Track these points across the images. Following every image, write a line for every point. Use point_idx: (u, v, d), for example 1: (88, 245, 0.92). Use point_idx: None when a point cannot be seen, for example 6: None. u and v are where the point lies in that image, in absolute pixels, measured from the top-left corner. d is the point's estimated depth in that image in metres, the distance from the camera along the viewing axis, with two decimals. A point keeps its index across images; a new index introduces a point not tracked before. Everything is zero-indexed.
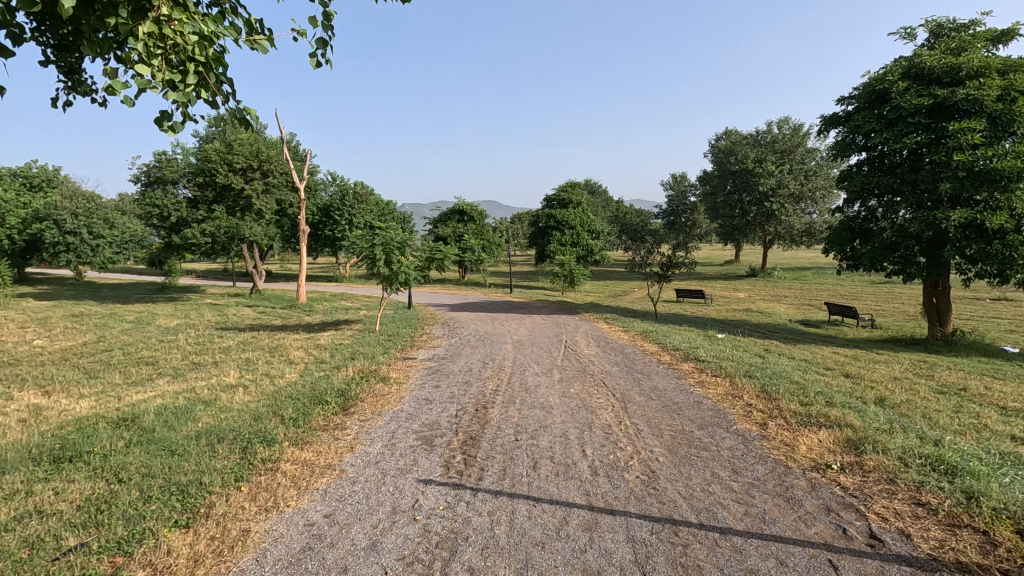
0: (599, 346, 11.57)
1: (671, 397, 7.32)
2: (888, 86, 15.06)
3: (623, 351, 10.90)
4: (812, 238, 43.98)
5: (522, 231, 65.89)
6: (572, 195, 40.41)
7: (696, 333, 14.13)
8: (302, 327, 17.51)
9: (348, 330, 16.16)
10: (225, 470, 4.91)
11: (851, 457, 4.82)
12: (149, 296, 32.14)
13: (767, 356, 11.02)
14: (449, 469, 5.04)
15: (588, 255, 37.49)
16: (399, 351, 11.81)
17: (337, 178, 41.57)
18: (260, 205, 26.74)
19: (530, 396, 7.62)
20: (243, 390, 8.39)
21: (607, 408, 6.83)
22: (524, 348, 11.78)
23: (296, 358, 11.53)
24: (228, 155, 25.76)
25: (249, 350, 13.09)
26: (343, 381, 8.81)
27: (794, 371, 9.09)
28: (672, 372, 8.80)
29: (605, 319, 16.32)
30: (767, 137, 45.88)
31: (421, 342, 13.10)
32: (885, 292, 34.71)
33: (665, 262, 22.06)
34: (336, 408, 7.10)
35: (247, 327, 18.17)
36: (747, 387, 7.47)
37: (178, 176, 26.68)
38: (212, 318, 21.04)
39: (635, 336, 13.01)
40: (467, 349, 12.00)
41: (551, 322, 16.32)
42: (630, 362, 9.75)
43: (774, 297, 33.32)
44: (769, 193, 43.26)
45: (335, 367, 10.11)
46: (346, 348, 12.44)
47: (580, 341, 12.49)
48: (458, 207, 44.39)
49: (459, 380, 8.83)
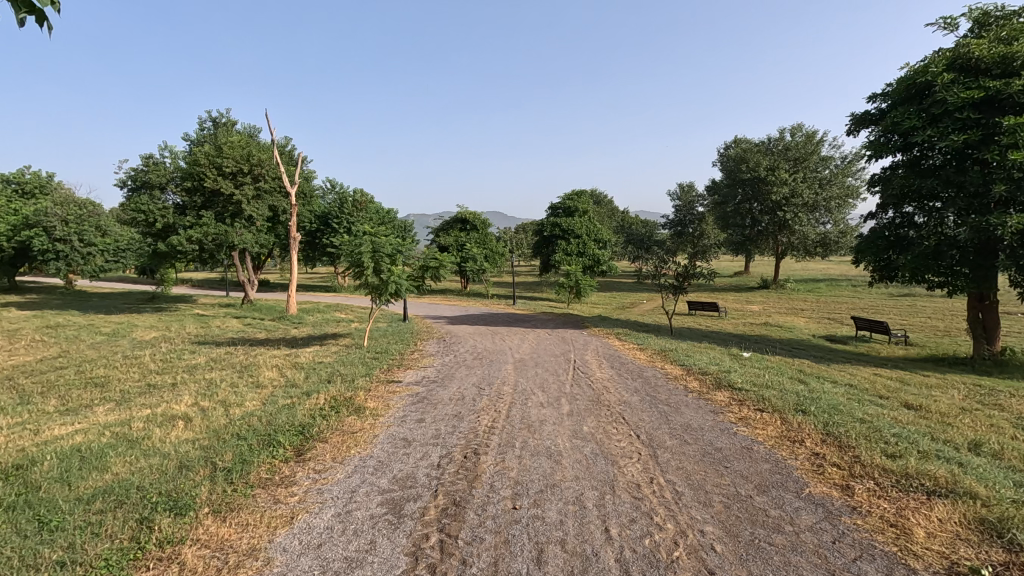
0: (613, 369, 10.06)
1: (711, 442, 5.80)
2: (931, 79, 13.65)
3: (642, 375, 9.37)
4: (827, 249, 42.39)
5: (527, 241, 64.58)
6: (579, 204, 39.07)
7: (720, 353, 12.57)
8: (287, 342, 16.12)
9: (335, 344, 14.74)
10: (95, 566, 3.42)
11: (1001, 554, 3.32)
12: (137, 306, 30.85)
13: (809, 381, 9.49)
14: (418, 561, 3.56)
15: (595, 265, 36.06)
16: (385, 373, 10.34)
17: (336, 185, 40.39)
18: (250, 210, 25.47)
19: (532, 437, 6.13)
20: (186, 425, 6.92)
21: (631, 457, 5.33)
22: (527, 370, 10.30)
23: (266, 380, 10.07)
24: (218, 159, 24.56)
25: (220, 368, 11.68)
26: (308, 413, 7.33)
27: (851, 404, 7.56)
28: (704, 404, 7.30)
29: (617, 335, 14.82)
30: (779, 145, 44.47)
31: (411, 361, 11.60)
32: (907, 305, 33.08)
33: (678, 272, 20.51)
34: (287, 453, 5.63)
35: (229, 340, 16.80)
36: (805, 427, 5.95)
37: (166, 180, 25.53)
38: (195, 330, 19.71)
39: (652, 355, 11.51)
40: (461, 370, 10.53)
41: (557, 338, 14.81)
42: (651, 389, 8.23)
43: (791, 310, 31.70)
44: (782, 202, 41.79)
45: (305, 393, 8.64)
46: (326, 368, 11.00)
47: (590, 361, 10.99)
48: (460, 215, 43.16)
49: (448, 412, 7.36)
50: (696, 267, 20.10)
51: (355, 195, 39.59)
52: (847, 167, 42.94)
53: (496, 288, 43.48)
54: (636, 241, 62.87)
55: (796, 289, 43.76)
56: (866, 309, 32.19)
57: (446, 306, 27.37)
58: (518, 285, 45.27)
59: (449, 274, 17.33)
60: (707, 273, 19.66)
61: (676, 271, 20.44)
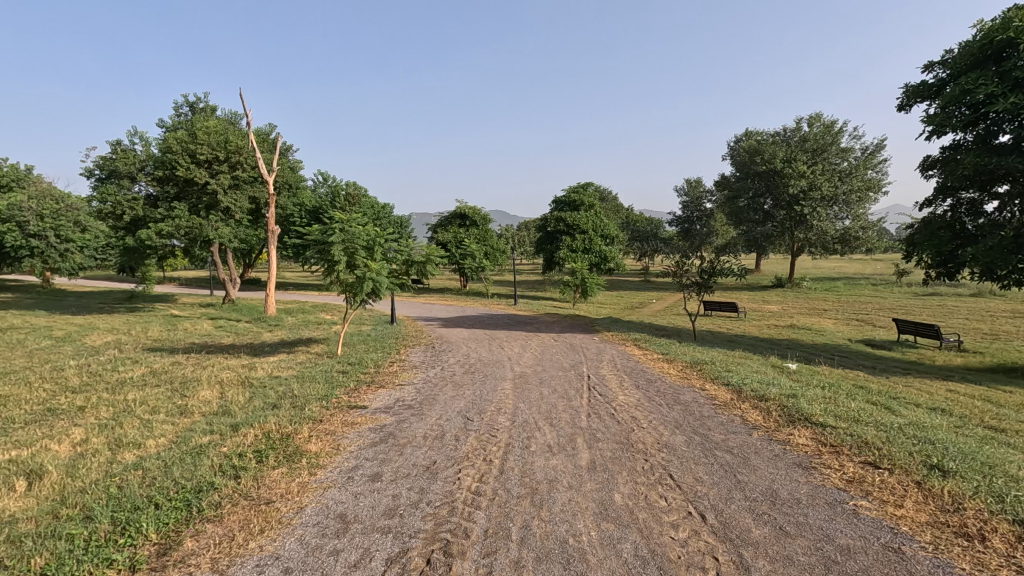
0: (640, 389, 7.88)
1: (826, 531, 3.60)
2: (1014, 37, 11.38)
3: (681, 400, 7.16)
4: (847, 246, 40.07)
5: (530, 238, 62.46)
6: (584, 197, 36.88)
7: (763, 366, 10.39)
8: (253, 349, 13.99)
9: (304, 353, 12.59)
10: None
11: None
12: (111, 306, 28.70)
13: (896, 408, 7.28)
14: None
15: (602, 262, 33.85)
16: (349, 395, 8.12)
17: (328, 179, 38.20)
18: (227, 201, 23.31)
19: (536, 517, 3.95)
20: (33, 485, 4.74)
21: (707, 574, 3.13)
22: (527, 390, 8.12)
23: (198, 403, 7.89)
24: (191, 145, 22.43)
25: (155, 384, 9.54)
26: (220, 463, 5.17)
27: (988, 449, 5.38)
28: (785, 451, 5.11)
29: (634, 342, 12.66)
30: (795, 136, 42.13)
31: (387, 377, 9.42)
32: (938, 305, 30.77)
33: (704, 269, 18.15)
34: (139, 555, 3.47)
35: (189, 346, 14.67)
36: (973, 508, 3.75)
37: (135, 169, 23.37)
38: (158, 333, 17.62)
39: (682, 368, 9.32)
40: (446, 391, 8.33)
41: (565, 346, 12.60)
42: (698, 425, 6.04)
43: (813, 311, 29.43)
44: (800, 195, 39.46)
45: (235, 427, 6.47)
46: (279, 387, 8.84)
47: (608, 377, 8.83)
48: (459, 210, 40.94)
49: (420, 463, 5.19)
50: (722, 263, 17.84)
51: (348, 189, 37.36)
52: (868, 159, 40.57)
53: (497, 288, 41.21)
54: (643, 238, 60.50)
55: (813, 288, 41.47)
56: (895, 309, 29.91)
57: (442, 306, 25.23)
58: (519, 284, 43.07)
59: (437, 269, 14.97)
60: (738, 269, 17.29)
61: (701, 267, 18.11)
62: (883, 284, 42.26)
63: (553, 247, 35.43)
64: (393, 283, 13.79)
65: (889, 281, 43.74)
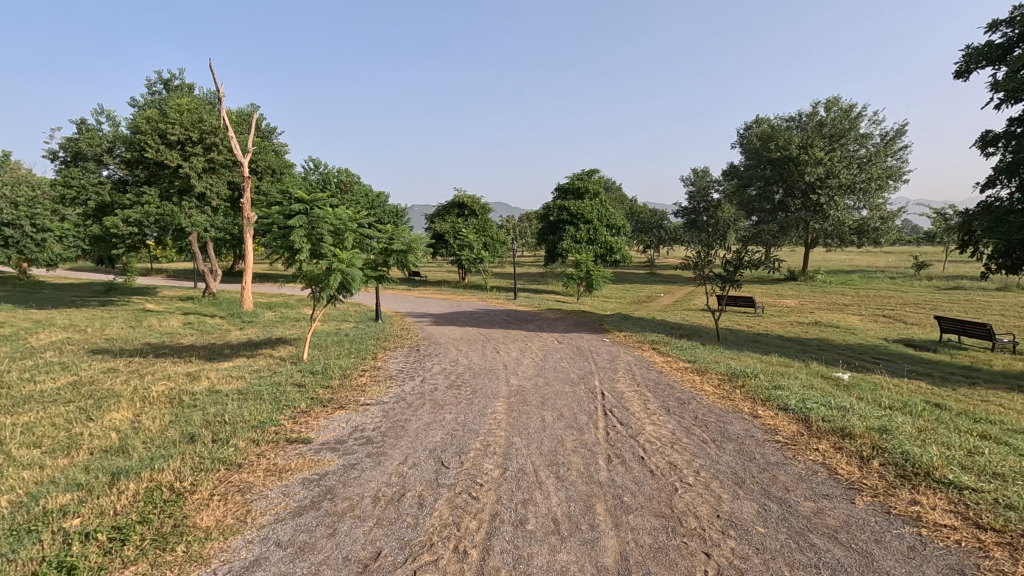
0: (672, 416, 6.04)
1: None
2: None
3: (731, 436, 5.33)
4: (864, 237, 38.09)
5: (531, 229, 60.58)
6: (589, 184, 34.83)
7: (814, 378, 8.55)
8: (213, 350, 12.19)
9: (267, 358, 10.76)
10: None
11: None
12: (84, 299, 26.85)
13: (1020, 445, 5.44)
14: None
15: (607, 254, 31.91)
16: (292, 424, 6.20)
17: (319, 165, 36.25)
18: (201, 186, 21.36)
19: None
20: None
21: None
22: (525, 416, 6.25)
23: (98, 432, 6.04)
24: (162, 124, 20.48)
25: (67, 401, 7.74)
26: (43, 555, 3.32)
27: None
28: (926, 543, 3.26)
29: (653, 346, 10.84)
30: (811, 121, 39.90)
31: (351, 395, 7.51)
32: (964, 300, 28.88)
33: (729, 261, 16.40)
34: None
35: (141, 347, 12.82)
36: None
37: (102, 151, 21.50)
38: (117, 330, 15.81)
39: (719, 383, 7.49)
40: (421, 415, 6.47)
41: (570, 350, 10.73)
42: (770, 483, 4.19)
43: (833, 305, 27.54)
44: (816, 183, 37.38)
45: (116, 477, 4.62)
46: (212, 406, 6.97)
47: (629, 395, 6.99)
48: (457, 198, 38.95)
49: (357, 557, 3.34)
50: (748, 255, 15.90)
51: (340, 176, 35.36)
52: (887, 146, 38.44)
53: (496, 280, 39.36)
54: (648, 229, 58.52)
55: (827, 281, 39.59)
56: (919, 304, 28.02)
57: (435, 301, 23.46)
58: (520, 277, 41.28)
59: (423, 260, 12.30)
60: (766, 262, 15.75)
61: (726, 258, 16.38)
62: (900, 277, 40.37)
63: (556, 238, 33.56)
64: (368, 275, 11.08)
65: (907, 274, 41.81)
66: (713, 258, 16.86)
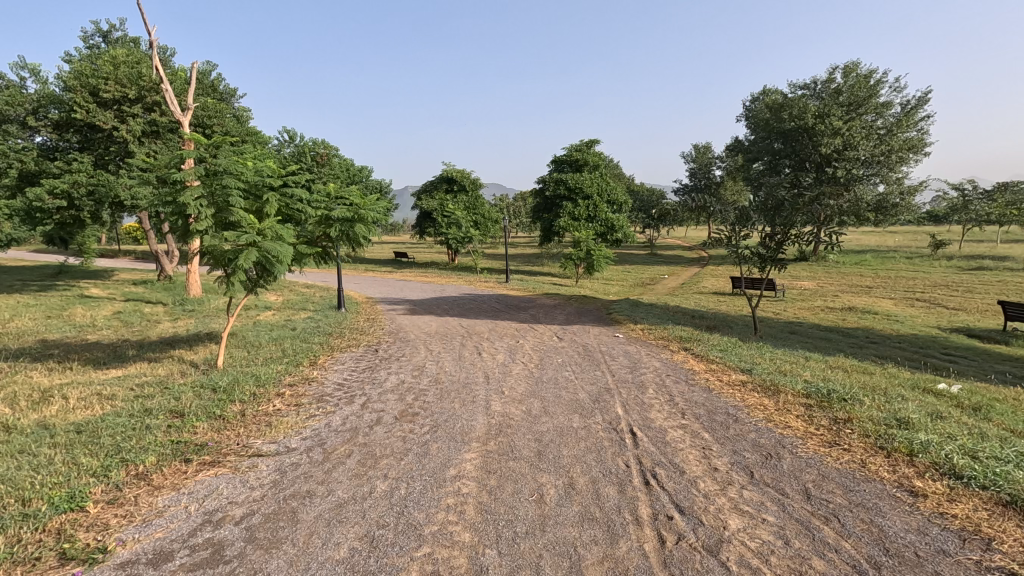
0: (764, 493, 3.46)
1: None
2: None
3: (908, 557, 2.73)
4: (881, 214, 35.58)
5: (525, 208, 57.74)
6: (589, 156, 31.90)
7: (926, 397, 5.98)
8: (116, 350, 9.52)
9: (174, 363, 8.13)
10: None
11: None
12: (25, 282, 23.95)
13: None
14: None
15: (609, 232, 29.35)
16: (104, 507, 3.54)
17: (294, 136, 33.20)
18: (142, 152, 18.45)
19: None
20: None
21: None
22: (507, 490, 3.63)
23: None
24: (93, 79, 17.58)
25: None
26: None
27: None
28: None
29: (682, 346, 8.28)
30: (828, 89, 36.87)
31: (242, 437, 4.83)
32: (997, 282, 26.50)
33: (770, 235, 13.25)
34: None
35: (31, 344, 10.14)
36: None
37: (26, 112, 18.55)
38: (25, 322, 13.08)
39: (808, 414, 4.89)
40: (336, 485, 3.85)
41: (575, 353, 8.14)
42: None
43: (856, 288, 25.11)
44: (834, 156, 34.58)
45: None
46: (5, 459, 4.32)
47: (676, 444, 4.38)
48: (445, 173, 35.94)
49: None
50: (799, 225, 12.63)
51: (317, 148, 32.33)
52: (908, 116, 35.68)
53: (488, 262, 36.63)
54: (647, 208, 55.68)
55: (841, 262, 37.06)
56: (950, 286, 25.61)
57: (417, 285, 20.76)
58: (514, 258, 38.64)
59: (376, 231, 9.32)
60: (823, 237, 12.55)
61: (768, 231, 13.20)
62: (917, 257, 38.06)
63: (552, 215, 30.82)
64: (302, 254, 8.23)
65: (923, 254, 39.46)
66: (755, 233, 13.53)
